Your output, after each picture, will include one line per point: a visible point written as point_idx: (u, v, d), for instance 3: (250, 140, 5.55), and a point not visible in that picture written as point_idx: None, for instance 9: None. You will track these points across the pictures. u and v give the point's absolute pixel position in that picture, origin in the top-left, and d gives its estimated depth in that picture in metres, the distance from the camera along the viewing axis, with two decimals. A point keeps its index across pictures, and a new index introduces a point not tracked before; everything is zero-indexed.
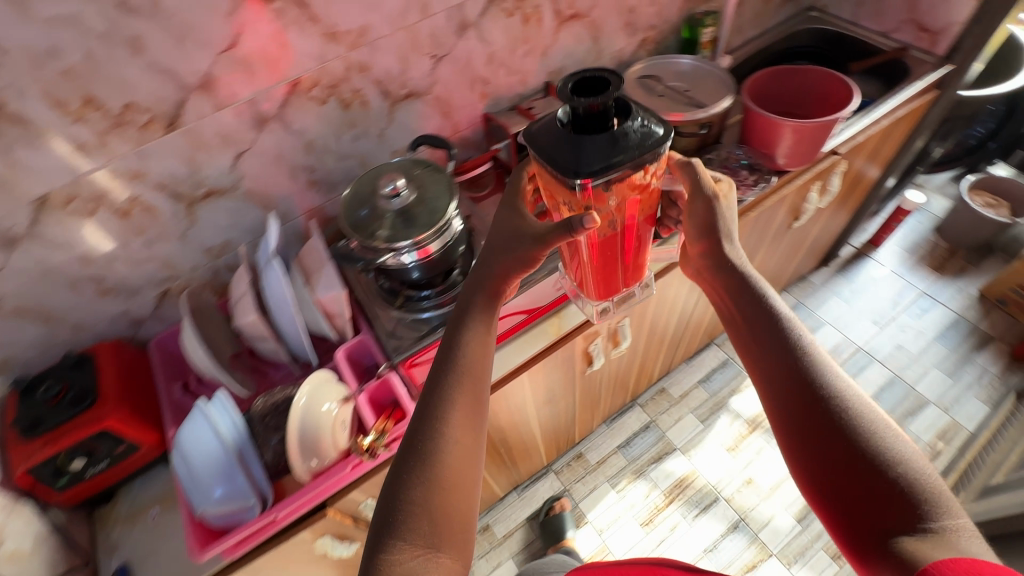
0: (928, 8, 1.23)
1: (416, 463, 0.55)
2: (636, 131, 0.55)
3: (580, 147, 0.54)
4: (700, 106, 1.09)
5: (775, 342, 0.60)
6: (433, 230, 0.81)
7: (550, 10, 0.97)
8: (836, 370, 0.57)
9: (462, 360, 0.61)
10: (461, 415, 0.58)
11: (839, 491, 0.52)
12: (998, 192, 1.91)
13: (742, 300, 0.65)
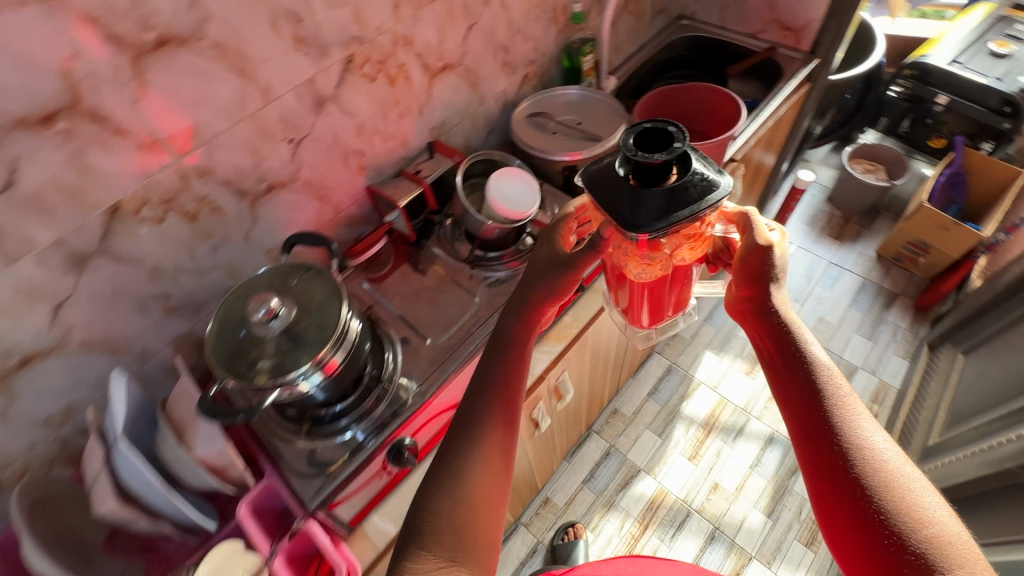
0: (787, 7, 1.27)
1: (443, 480, 0.59)
2: (697, 183, 0.52)
3: (635, 198, 0.52)
4: (595, 139, 1.04)
5: (805, 385, 0.57)
6: (330, 345, 0.68)
7: (417, 67, 0.87)
8: (867, 420, 0.54)
9: (491, 385, 0.66)
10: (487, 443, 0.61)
11: (854, 533, 0.51)
12: (874, 158, 2.06)
13: (775, 341, 0.61)
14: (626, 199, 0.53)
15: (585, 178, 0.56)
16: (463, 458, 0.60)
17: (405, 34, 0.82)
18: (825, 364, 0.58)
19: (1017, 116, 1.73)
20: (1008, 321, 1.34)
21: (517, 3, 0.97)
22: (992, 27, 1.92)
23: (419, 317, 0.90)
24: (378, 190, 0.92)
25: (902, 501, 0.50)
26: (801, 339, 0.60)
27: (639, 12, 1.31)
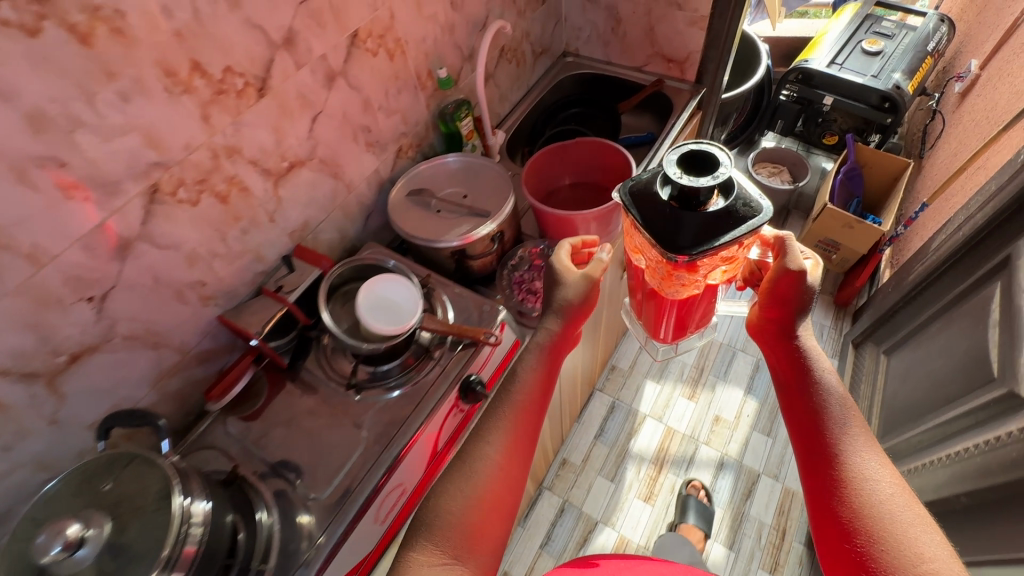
0: (666, 41, 1.23)
1: (456, 480, 0.62)
2: (739, 207, 0.52)
3: (675, 221, 0.51)
4: (483, 216, 0.95)
5: (816, 411, 0.64)
6: (167, 544, 0.54)
7: (255, 174, 0.74)
8: (870, 451, 0.60)
9: (511, 399, 0.67)
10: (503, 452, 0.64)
11: (835, 542, 0.58)
12: (775, 160, 2.10)
13: (794, 371, 0.67)
14: (666, 221, 0.53)
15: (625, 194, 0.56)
16: (474, 466, 0.63)
17: (228, 144, 0.69)
18: (841, 395, 0.64)
19: (897, 111, 1.79)
20: (920, 322, 1.36)
21: (370, 80, 0.86)
22: (860, 25, 1.98)
23: (296, 466, 0.75)
24: (229, 321, 0.77)
25: (885, 526, 0.55)
26: (816, 373, 0.66)
27: (519, 58, 1.24)
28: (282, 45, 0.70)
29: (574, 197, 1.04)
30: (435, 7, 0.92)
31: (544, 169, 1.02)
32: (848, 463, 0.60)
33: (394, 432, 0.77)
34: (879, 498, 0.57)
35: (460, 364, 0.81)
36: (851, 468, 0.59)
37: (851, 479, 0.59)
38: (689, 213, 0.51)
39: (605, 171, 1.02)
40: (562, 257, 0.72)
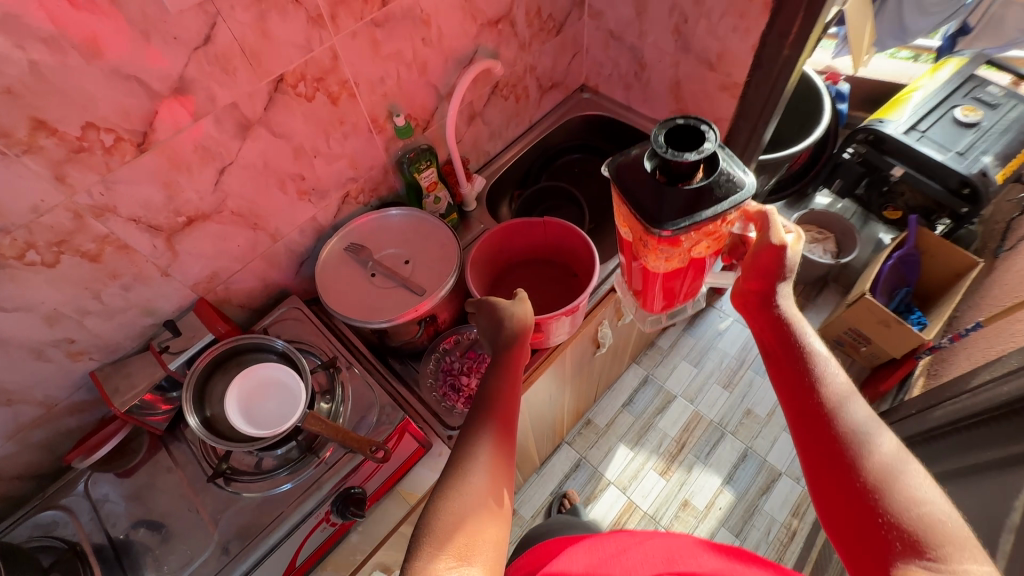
0: (692, 101, 1.04)
1: (451, 472, 0.53)
2: (724, 185, 0.50)
3: (665, 194, 0.49)
4: (416, 287, 0.83)
5: (801, 372, 0.54)
6: None
7: (139, 231, 0.65)
8: (861, 408, 0.51)
9: (497, 399, 0.59)
10: (498, 441, 0.56)
11: (838, 510, 0.48)
12: (823, 224, 1.85)
13: (769, 327, 0.58)
14: (650, 195, 0.51)
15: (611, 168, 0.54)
16: (473, 457, 0.54)
17: (96, 203, 0.60)
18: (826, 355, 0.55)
19: (977, 202, 1.53)
20: (935, 470, 1.16)
21: (304, 126, 0.74)
22: (959, 87, 1.66)
23: (141, 548, 0.70)
24: (99, 381, 0.70)
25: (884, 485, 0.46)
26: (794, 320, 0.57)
27: (519, 94, 1.08)
28: (169, 95, 0.59)
29: (529, 275, 0.96)
30: (399, 44, 0.79)
31: (492, 251, 0.92)
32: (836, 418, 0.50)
33: (247, 540, 0.69)
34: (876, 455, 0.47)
35: (338, 472, 0.72)
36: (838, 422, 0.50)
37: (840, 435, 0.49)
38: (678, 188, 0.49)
39: (562, 246, 0.93)
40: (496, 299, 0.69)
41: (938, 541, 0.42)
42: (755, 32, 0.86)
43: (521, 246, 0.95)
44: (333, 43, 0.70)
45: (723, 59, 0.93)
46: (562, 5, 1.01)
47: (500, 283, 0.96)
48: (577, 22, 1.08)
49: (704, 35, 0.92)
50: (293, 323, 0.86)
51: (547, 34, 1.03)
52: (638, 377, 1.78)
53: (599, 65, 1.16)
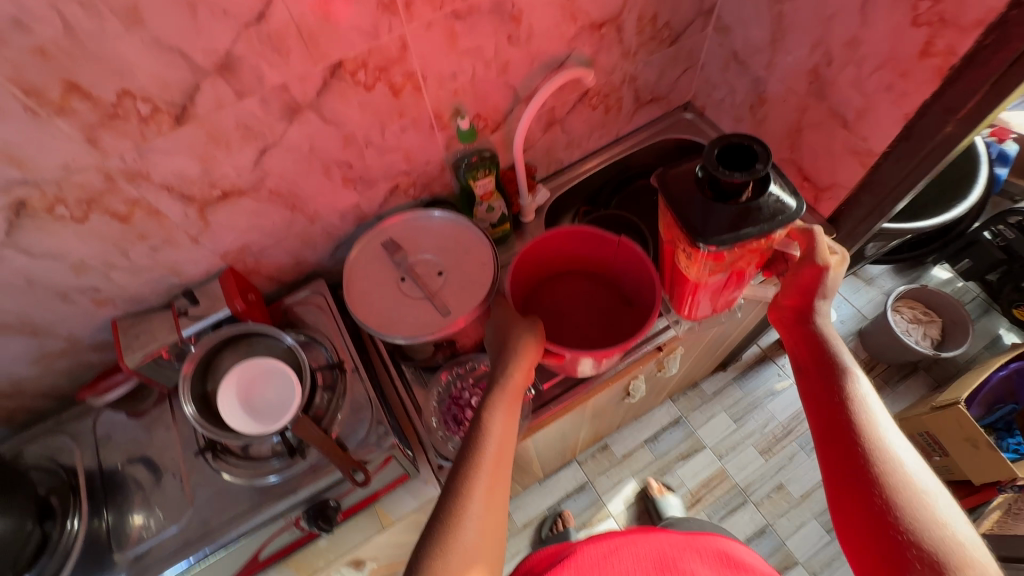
0: (810, 155, 0.88)
1: (446, 494, 0.52)
2: (769, 206, 0.53)
3: (712, 208, 0.54)
4: (443, 303, 0.78)
5: (831, 385, 0.59)
6: None
7: (171, 199, 0.63)
8: (886, 427, 0.55)
9: (488, 450, 0.55)
10: (491, 489, 0.52)
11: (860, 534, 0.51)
12: (930, 305, 1.60)
13: (811, 355, 0.63)
14: (697, 209, 0.55)
15: (662, 179, 0.59)
16: (462, 515, 0.50)
17: (129, 168, 0.58)
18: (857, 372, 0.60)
19: None
20: None
21: (359, 115, 0.68)
22: None
23: (134, 489, 0.74)
24: (118, 330, 0.72)
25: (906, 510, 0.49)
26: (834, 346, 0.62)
27: (610, 105, 0.96)
28: (213, 71, 0.54)
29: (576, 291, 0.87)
30: (480, 40, 0.69)
31: (544, 255, 0.83)
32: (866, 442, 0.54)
33: (218, 522, 0.69)
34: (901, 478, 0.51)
35: (316, 481, 0.69)
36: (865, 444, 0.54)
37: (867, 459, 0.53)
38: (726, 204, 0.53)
39: (623, 271, 0.83)
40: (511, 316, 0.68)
41: (951, 557, 0.46)
42: (913, 98, 0.68)
43: (576, 257, 0.86)
44: (404, 32, 0.62)
45: (863, 118, 0.76)
46: (683, 13, 0.86)
47: (541, 294, 0.87)
48: (698, 33, 0.93)
49: (846, 85, 0.75)
50: (311, 310, 0.83)
51: (657, 44, 0.89)
52: (669, 415, 1.67)
53: (711, 86, 1.01)
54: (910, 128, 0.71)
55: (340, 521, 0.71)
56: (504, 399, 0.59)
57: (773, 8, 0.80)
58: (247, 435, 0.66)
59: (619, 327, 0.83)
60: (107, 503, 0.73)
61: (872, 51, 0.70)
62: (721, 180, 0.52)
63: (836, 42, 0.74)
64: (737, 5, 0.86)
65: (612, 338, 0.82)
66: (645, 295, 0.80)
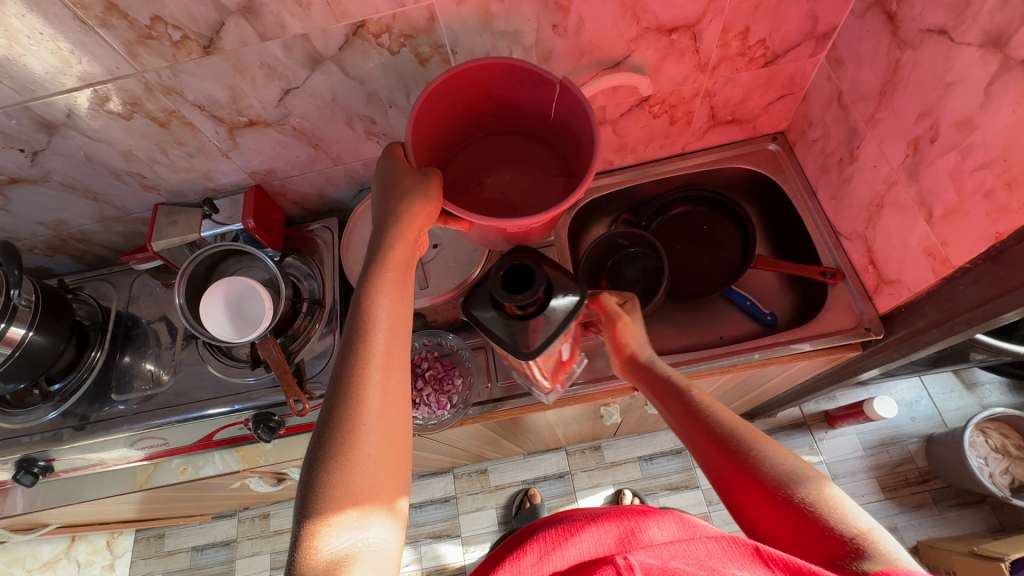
0: (884, 237, 0.73)
1: (332, 401, 0.44)
2: (564, 303, 0.51)
3: (523, 326, 0.50)
4: (426, 276, 0.80)
5: (684, 414, 0.56)
6: None
7: (203, 117, 0.70)
8: (752, 434, 0.52)
9: (375, 346, 0.46)
10: (384, 369, 0.46)
11: (789, 538, 0.46)
12: None
13: (650, 383, 0.62)
14: (503, 323, 0.51)
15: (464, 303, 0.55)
16: (358, 417, 0.43)
17: (164, 83, 0.64)
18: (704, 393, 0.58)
19: None
20: None
21: (383, 76, 0.69)
22: None
23: (146, 343, 0.88)
24: (158, 214, 0.83)
25: (805, 483, 0.47)
26: (660, 363, 0.63)
27: (676, 117, 0.86)
28: (237, 11, 0.57)
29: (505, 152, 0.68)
30: (520, 23, 0.65)
31: (466, 102, 0.61)
32: (731, 433, 0.52)
33: (186, 398, 0.80)
34: (778, 454, 0.50)
35: (269, 395, 0.77)
36: (728, 433, 0.52)
37: (741, 446, 0.51)
38: (529, 318, 0.50)
39: (563, 126, 0.63)
40: (397, 164, 0.56)
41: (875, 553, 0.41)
42: (1013, 217, 0.54)
43: (503, 102, 0.64)
44: (431, 5, 0.60)
45: (949, 219, 0.61)
46: (785, 32, 0.73)
47: (462, 156, 0.67)
48: (805, 59, 0.78)
49: (943, 173, 0.61)
50: (319, 244, 0.90)
51: (746, 61, 0.77)
52: (673, 443, 1.60)
53: (808, 123, 0.86)
54: (1000, 251, 0.57)
55: (279, 435, 0.81)
56: (387, 277, 0.49)
57: (893, 53, 0.65)
58: (217, 336, 0.74)
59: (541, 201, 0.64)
60: (125, 347, 0.88)
61: (984, 142, 0.55)
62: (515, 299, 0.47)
63: (948, 117, 0.59)
64: (857, 37, 0.70)
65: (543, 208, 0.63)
66: (583, 158, 0.61)
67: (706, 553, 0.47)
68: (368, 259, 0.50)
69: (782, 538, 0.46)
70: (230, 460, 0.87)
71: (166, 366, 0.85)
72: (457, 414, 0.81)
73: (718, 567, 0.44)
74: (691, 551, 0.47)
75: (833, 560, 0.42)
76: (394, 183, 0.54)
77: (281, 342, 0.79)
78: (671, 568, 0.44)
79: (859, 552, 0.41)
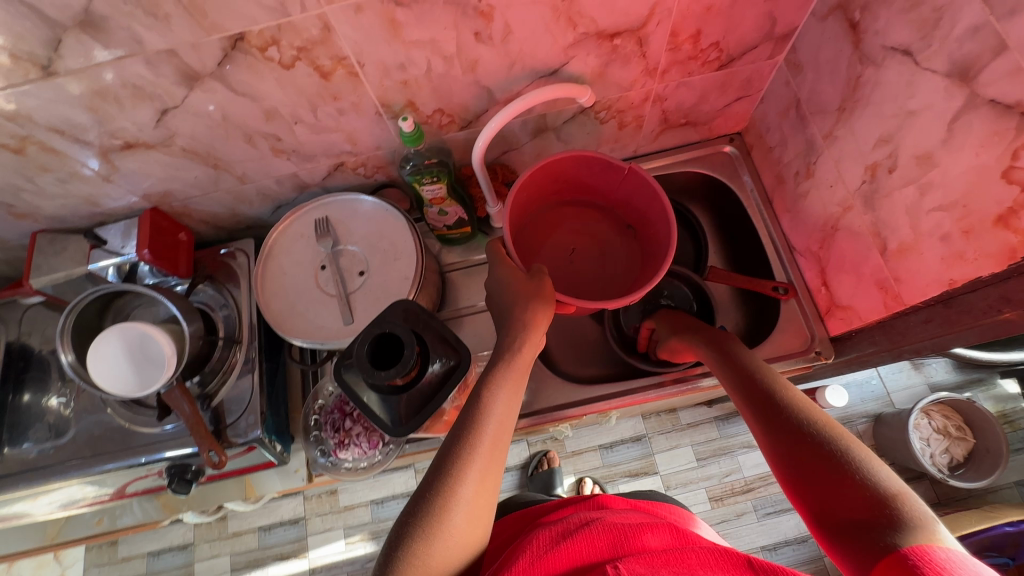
0: (838, 260, 0.69)
1: (431, 473, 0.48)
2: (436, 376, 0.54)
3: (397, 400, 0.52)
4: (352, 308, 0.72)
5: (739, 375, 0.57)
6: None
7: (66, 141, 0.59)
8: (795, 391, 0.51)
9: (483, 436, 0.50)
10: (486, 457, 0.49)
11: (816, 496, 0.43)
12: (968, 422, 1.39)
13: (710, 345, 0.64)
14: (380, 400, 0.53)
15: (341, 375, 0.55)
16: (451, 497, 0.46)
17: (4, 108, 0.53)
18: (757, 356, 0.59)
19: None
20: None
21: (279, 92, 0.59)
22: None
23: (39, 385, 0.79)
24: (35, 244, 0.72)
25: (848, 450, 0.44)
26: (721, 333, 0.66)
27: (626, 122, 0.79)
28: (75, 26, 0.47)
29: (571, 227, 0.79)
30: (436, 32, 0.55)
31: (546, 184, 0.72)
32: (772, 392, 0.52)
33: (92, 452, 0.73)
34: (822, 419, 0.48)
35: (181, 446, 0.70)
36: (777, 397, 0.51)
37: (777, 402, 0.51)
38: (405, 393, 0.52)
39: (630, 203, 0.74)
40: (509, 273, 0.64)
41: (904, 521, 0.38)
42: (969, 266, 0.49)
43: (573, 182, 0.74)
44: (324, 14, 0.50)
45: (903, 256, 0.57)
46: (741, 35, 0.65)
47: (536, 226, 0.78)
48: (762, 61, 0.71)
49: (899, 207, 0.56)
50: (233, 268, 0.80)
51: (699, 65, 0.69)
52: (633, 430, 1.60)
53: (766, 127, 0.80)
54: (953, 295, 0.53)
55: (201, 482, 0.75)
56: (510, 375, 0.55)
57: (854, 68, 0.58)
58: (118, 394, 0.65)
59: (615, 262, 0.78)
60: (18, 389, 0.79)
61: (944, 182, 0.50)
62: (387, 378, 0.49)
63: (906, 148, 0.53)
64: (817, 43, 0.63)
65: (622, 276, 0.76)
66: (651, 229, 0.72)
67: (697, 560, 0.46)
68: (495, 356, 0.56)
69: (809, 495, 0.44)
70: (150, 509, 0.80)
71: (67, 415, 0.77)
72: (390, 453, 0.76)
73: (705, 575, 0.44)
74: (684, 557, 0.46)
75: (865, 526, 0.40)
76: (512, 290, 0.62)
77: (196, 385, 0.72)
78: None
79: (898, 522, 0.38)
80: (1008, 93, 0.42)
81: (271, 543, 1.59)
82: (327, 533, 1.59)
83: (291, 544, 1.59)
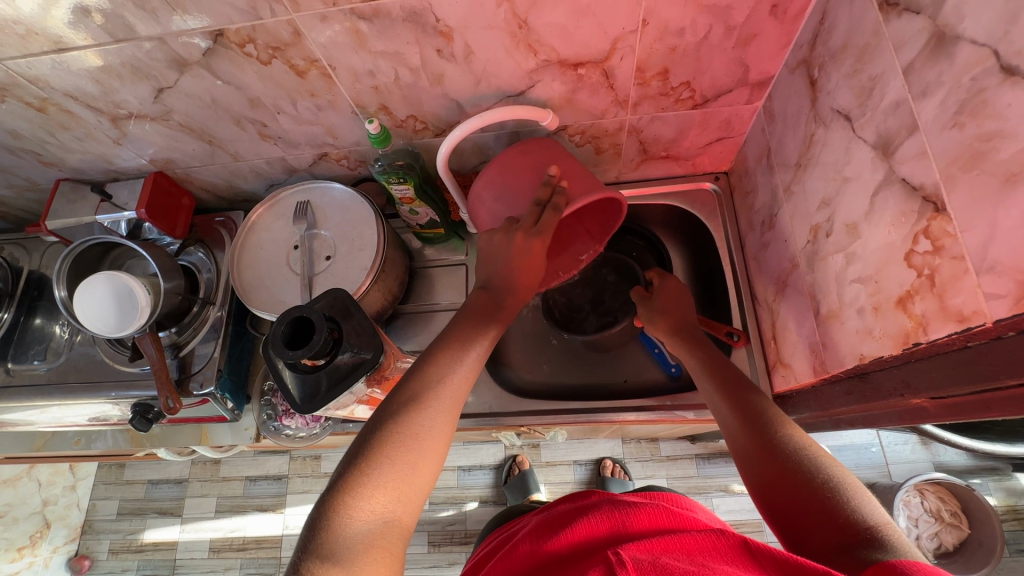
0: (785, 315, 0.67)
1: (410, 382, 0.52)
2: (344, 364, 0.57)
3: (306, 380, 0.57)
4: (313, 288, 0.77)
5: (727, 388, 0.56)
6: None
7: (80, 106, 0.67)
8: (777, 410, 0.51)
9: (463, 357, 0.55)
10: (462, 376, 0.53)
11: (800, 511, 0.42)
12: (965, 509, 1.28)
13: (702, 351, 0.63)
14: (296, 379, 0.57)
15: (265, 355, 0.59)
16: (429, 398, 0.50)
17: (27, 72, 0.62)
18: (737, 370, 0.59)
19: None
20: None
21: (261, 84, 0.64)
22: None
23: (47, 313, 0.89)
24: (57, 190, 0.82)
25: (832, 479, 0.43)
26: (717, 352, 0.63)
27: (602, 148, 0.80)
28: (78, 11, 0.54)
29: None
30: (400, 45, 0.59)
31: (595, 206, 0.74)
32: (755, 411, 0.52)
33: (76, 379, 0.82)
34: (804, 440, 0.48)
35: (145, 388, 0.79)
36: (761, 415, 0.51)
37: (762, 420, 0.50)
38: (316, 373, 0.56)
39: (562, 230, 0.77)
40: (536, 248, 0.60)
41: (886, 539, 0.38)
42: (875, 343, 0.48)
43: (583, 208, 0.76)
44: (292, 20, 0.55)
45: (830, 322, 0.56)
46: (712, 77, 0.65)
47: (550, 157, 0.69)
48: (740, 105, 0.70)
49: (831, 272, 0.55)
50: (222, 236, 0.87)
51: (672, 102, 0.70)
52: (610, 452, 1.59)
53: (745, 170, 0.78)
54: (866, 370, 0.51)
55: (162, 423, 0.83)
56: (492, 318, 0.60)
57: (810, 125, 0.57)
58: (91, 330, 0.71)
59: None
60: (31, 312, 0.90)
61: (864, 254, 0.48)
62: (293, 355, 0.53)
63: (840, 215, 0.52)
64: (786, 94, 0.62)
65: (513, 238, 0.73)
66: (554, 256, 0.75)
67: (697, 546, 0.41)
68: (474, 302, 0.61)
69: (795, 510, 0.43)
70: (121, 438, 0.90)
71: (64, 342, 0.86)
72: (328, 428, 0.84)
73: (708, 565, 0.38)
74: (682, 543, 0.41)
75: (845, 551, 0.39)
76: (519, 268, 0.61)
77: (171, 334, 0.79)
78: (663, 564, 0.38)
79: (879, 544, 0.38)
80: (914, 175, 0.41)
81: (253, 493, 1.64)
82: (306, 494, 1.62)
83: (271, 498, 1.63)
